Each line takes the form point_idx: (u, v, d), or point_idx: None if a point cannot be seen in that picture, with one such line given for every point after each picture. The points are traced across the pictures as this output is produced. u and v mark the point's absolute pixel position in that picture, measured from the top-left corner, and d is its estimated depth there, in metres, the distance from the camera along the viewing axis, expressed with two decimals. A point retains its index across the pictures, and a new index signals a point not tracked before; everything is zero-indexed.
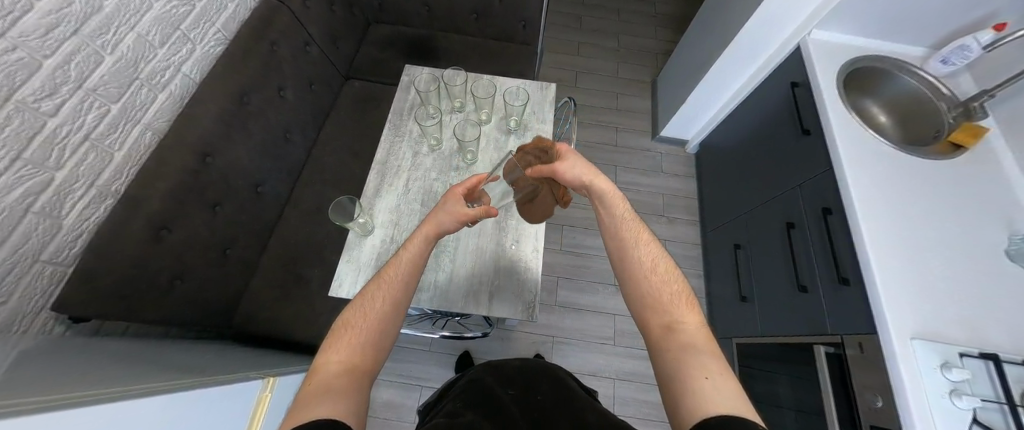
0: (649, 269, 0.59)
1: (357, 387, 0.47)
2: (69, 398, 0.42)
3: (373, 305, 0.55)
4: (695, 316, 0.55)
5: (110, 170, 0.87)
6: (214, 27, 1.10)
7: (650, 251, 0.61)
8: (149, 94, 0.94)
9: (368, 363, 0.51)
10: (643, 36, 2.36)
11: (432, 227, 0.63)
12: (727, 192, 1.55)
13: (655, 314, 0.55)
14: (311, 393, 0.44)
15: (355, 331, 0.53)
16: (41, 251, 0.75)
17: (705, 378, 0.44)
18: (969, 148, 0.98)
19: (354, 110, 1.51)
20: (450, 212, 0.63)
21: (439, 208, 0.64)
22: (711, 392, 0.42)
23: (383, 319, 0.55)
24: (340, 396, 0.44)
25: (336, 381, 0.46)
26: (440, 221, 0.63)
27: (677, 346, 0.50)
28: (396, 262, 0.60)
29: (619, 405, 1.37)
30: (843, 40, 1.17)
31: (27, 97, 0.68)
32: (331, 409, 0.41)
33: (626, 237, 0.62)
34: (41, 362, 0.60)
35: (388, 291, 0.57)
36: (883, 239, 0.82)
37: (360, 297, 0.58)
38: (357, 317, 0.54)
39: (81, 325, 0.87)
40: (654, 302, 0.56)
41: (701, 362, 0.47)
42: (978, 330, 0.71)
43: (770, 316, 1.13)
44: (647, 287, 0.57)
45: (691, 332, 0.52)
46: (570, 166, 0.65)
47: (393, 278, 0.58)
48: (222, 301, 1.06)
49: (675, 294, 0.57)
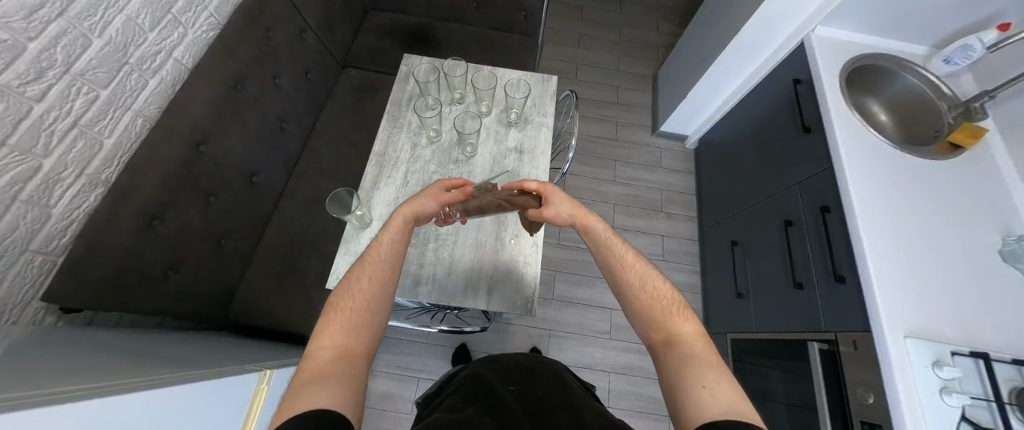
0: (640, 287, 0.60)
1: (354, 371, 0.47)
2: (61, 392, 0.41)
3: (360, 289, 0.55)
4: (692, 326, 0.55)
5: (100, 157, 0.85)
6: (207, 11, 1.07)
7: (637, 270, 0.62)
8: (140, 79, 0.91)
9: (365, 347, 0.51)
10: (644, 28, 2.34)
11: (412, 209, 0.67)
12: (726, 189, 1.56)
13: (653, 330, 0.56)
14: (306, 381, 0.43)
15: (345, 314, 0.53)
16: (30, 241, 0.74)
17: (706, 386, 0.44)
18: (968, 148, 0.98)
19: (352, 100, 1.48)
20: (428, 197, 0.69)
21: (421, 194, 0.69)
22: (712, 399, 0.42)
23: (375, 302, 0.55)
24: (336, 382, 0.43)
25: (331, 367, 0.45)
26: (421, 204, 0.68)
27: (677, 358, 0.50)
28: (378, 244, 0.62)
29: (614, 397, 1.39)
30: (847, 37, 1.16)
31: (12, 81, 0.65)
32: (328, 396, 0.41)
33: (612, 261, 0.64)
34: (34, 354, 0.59)
35: (373, 274, 0.58)
36: (882, 238, 0.82)
37: (346, 281, 0.57)
38: (346, 300, 0.54)
39: (74, 315, 0.86)
40: (649, 318, 0.57)
41: (700, 371, 0.47)
42: (970, 330, 0.72)
43: (765, 312, 1.15)
44: (640, 307, 0.58)
45: (689, 343, 0.52)
46: (556, 212, 0.70)
47: (378, 261, 0.59)
48: (218, 291, 1.05)
49: (668, 306, 0.58)
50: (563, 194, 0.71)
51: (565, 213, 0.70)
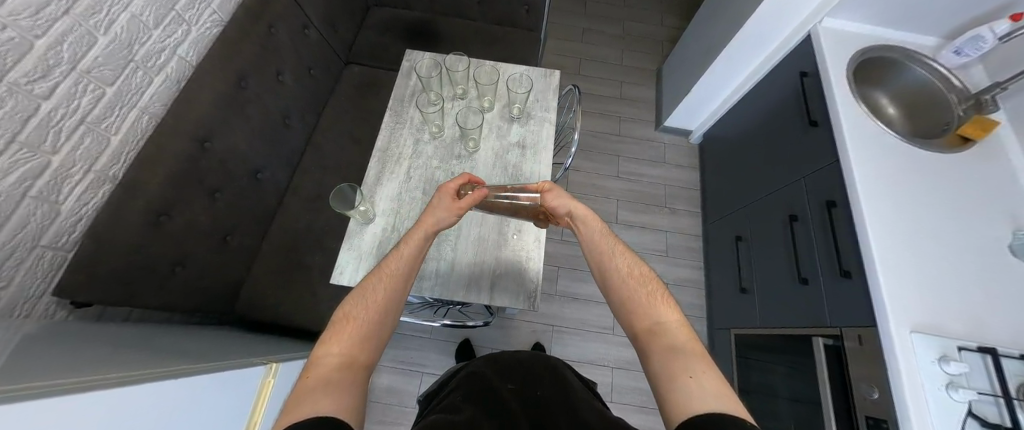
0: (626, 274, 0.62)
1: (355, 382, 0.46)
2: (70, 383, 0.42)
3: (374, 298, 0.56)
4: (675, 314, 0.56)
5: (108, 154, 0.86)
6: (210, 8, 1.07)
7: (625, 259, 0.64)
8: (145, 77, 0.92)
9: (367, 358, 0.50)
10: (648, 22, 2.31)
11: (433, 225, 0.67)
12: (731, 184, 1.54)
13: (639, 317, 0.56)
14: (311, 385, 0.43)
15: (355, 323, 0.52)
16: (41, 236, 0.75)
17: (692, 377, 0.44)
18: (978, 141, 0.96)
19: (355, 96, 1.48)
20: (445, 211, 0.68)
21: (436, 205, 0.69)
22: (698, 391, 0.42)
23: (382, 314, 0.55)
24: (338, 390, 0.43)
25: (337, 375, 0.45)
26: (439, 217, 0.68)
27: (664, 349, 0.50)
28: (395, 256, 0.62)
29: (617, 392, 1.40)
30: (855, 29, 1.14)
31: (20, 79, 0.66)
32: (330, 404, 0.40)
33: (602, 251, 0.66)
34: (46, 347, 0.61)
35: (390, 286, 0.58)
36: (887, 233, 0.81)
37: (360, 289, 0.57)
38: (357, 310, 0.54)
39: (83, 310, 0.87)
40: (635, 304, 0.57)
41: (684, 362, 0.47)
42: (977, 325, 0.72)
43: (769, 307, 1.14)
44: (626, 293, 0.59)
45: (674, 333, 0.53)
46: (557, 200, 0.72)
47: (394, 273, 0.60)
48: (225, 287, 1.07)
49: (652, 293, 0.59)
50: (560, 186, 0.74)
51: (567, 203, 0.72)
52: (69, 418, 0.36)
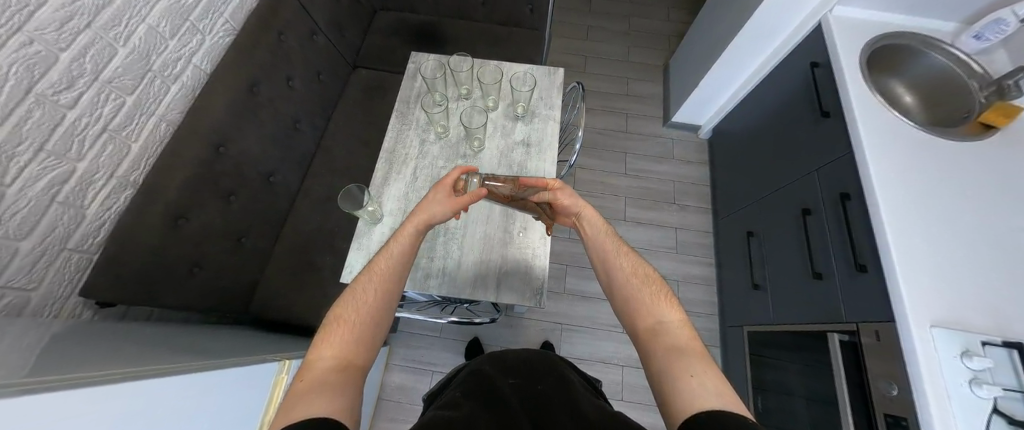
0: (628, 272, 0.61)
1: (351, 383, 0.47)
2: (95, 376, 0.44)
3: (365, 299, 0.57)
4: (677, 313, 0.55)
5: (129, 160, 0.90)
6: (223, 18, 1.11)
7: (628, 259, 0.64)
8: (162, 85, 0.95)
9: (362, 359, 0.52)
10: (654, 18, 2.29)
11: (425, 218, 0.66)
12: (741, 179, 1.52)
13: (641, 317, 0.56)
14: (306, 388, 0.44)
15: (348, 325, 0.53)
16: (68, 239, 0.79)
17: (693, 376, 0.44)
18: (1001, 128, 0.92)
19: (363, 99, 1.50)
20: (444, 207, 0.67)
21: (431, 199, 0.68)
22: (699, 391, 0.42)
23: (375, 314, 0.56)
24: (333, 391, 0.44)
25: (332, 377, 0.46)
26: (433, 211, 0.67)
27: (666, 348, 0.50)
28: (385, 254, 0.63)
29: (628, 391, 1.39)
30: (867, 17, 1.11)
31: (46, 90, 0.70)
32: (325, 404, 0.41)
33: (605, 249, 0.66)
34: (74, 344, 0.64)
35: (380, 284, 0.59)
36: (904, 226, 0.78)
37: (352, 291, 0.58)
38: (349, 312, 0.55)
39: (108, 310, 0.91)
40: (637, 303, 0.57)
41: (686, 361, 0.47)
42: (1001, 318, 0.69)
43: (783, 303, 1.12)
44: (628, 293, 0.59)
45: (675, 332, 0.52)
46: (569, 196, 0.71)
47: (384, 271, 0.61)
48: (241, 287, 1.10)
49: (655, 293, 0.58)
50: (569, 186, 0.72)
51: (574, 203, 0.71)
52: (94, 411, 0.38)
